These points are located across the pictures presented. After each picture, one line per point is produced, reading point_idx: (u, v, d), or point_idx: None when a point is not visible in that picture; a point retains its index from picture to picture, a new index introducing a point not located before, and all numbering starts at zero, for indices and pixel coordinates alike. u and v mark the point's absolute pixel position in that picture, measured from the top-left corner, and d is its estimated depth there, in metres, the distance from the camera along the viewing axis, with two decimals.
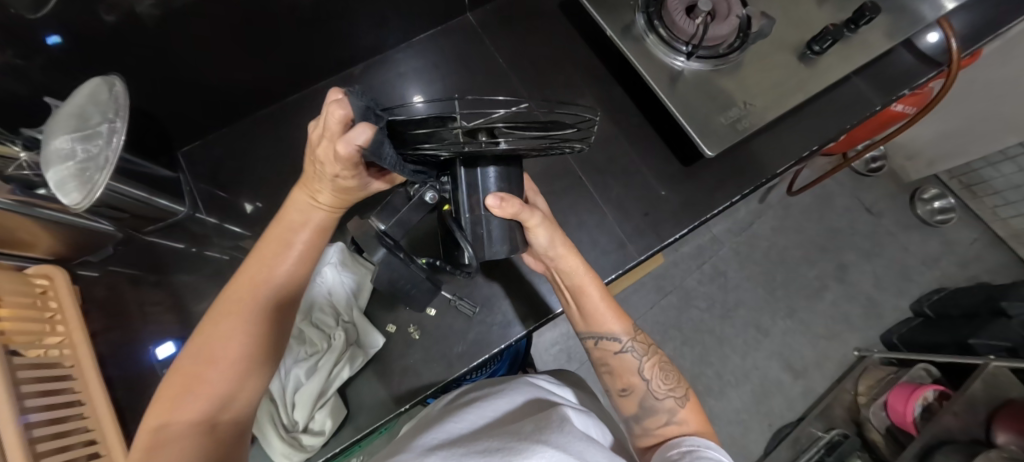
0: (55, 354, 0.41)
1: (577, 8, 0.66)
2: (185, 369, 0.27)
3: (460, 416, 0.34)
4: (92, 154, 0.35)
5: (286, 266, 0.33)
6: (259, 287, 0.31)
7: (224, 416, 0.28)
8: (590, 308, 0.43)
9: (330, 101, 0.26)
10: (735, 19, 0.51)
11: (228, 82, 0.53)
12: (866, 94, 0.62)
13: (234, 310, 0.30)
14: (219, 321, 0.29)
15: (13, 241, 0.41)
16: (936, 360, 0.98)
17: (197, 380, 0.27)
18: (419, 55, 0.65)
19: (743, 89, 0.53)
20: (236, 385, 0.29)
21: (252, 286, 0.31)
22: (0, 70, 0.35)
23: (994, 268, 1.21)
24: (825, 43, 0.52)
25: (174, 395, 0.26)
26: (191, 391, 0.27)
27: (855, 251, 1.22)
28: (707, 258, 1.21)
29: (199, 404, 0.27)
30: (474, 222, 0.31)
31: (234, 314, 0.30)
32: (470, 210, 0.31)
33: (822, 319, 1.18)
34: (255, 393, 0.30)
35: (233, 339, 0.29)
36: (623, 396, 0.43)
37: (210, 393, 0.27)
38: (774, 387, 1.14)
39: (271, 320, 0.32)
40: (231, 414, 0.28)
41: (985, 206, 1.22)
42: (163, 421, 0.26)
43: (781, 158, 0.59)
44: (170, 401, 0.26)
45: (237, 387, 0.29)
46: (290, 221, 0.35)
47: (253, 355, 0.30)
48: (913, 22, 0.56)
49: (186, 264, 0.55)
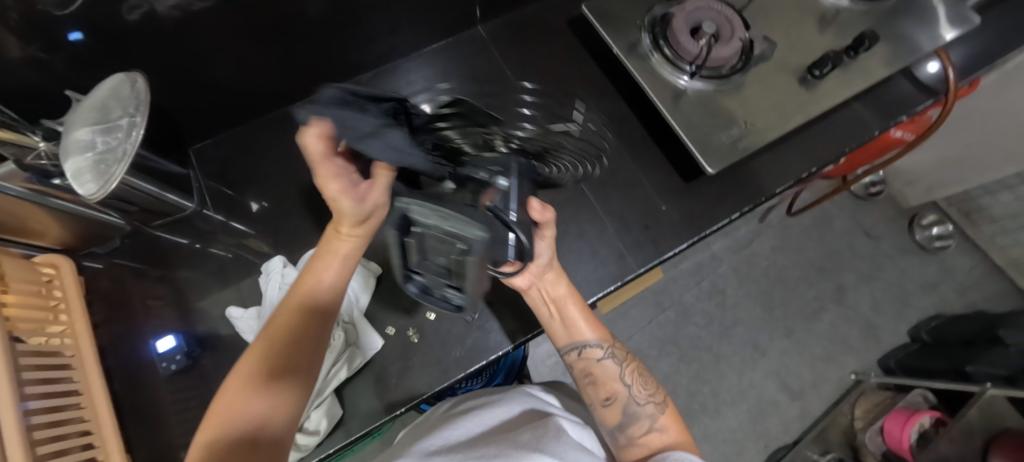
0: (56, 342, 0.41)
1: (584, 26, 0.68)
2: (237, 383, 0.28)
3: (457, 423, 0.34)
4: (111, 146, 0.36)
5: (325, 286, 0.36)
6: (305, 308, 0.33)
7: (269, 435, 0.26)
8: (568, 316, 0.44)
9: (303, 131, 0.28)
10: (738, 42, 0.53)
11: (245, 82, 0.54)
12: (866, 119, 0.64)
13: (287, 329, 0.32)
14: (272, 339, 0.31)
15: (22, 228, 0.42)
16: (933, 386, 0.99)
17: (252, 390, 0.27)
18: (429, 65, 0.67)
19: (744, 110, 0.54)
20: (279, 400, 0.28)
21: (294, 306, 0.34)
22: (23, 62, 0.37)
23: (993, 296, 1.21)
24: (825, 68, 0.54)
25: (227, 407, 0.26)
26: (243, 404, 0.26)
27: (854, 273, 1.23)
28: (706, 275, 1.22)
29: (244, 417, 0.26)
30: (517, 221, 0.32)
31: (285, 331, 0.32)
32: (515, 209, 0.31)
33: (820, 341, 1.18)
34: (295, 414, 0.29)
35: (284, 355, 0.30)
36: (607, 406, 0.42)
37: (253, 407, 0.27)
38: (770, 408, 1.13)
39: (309, 335, 0.32)
40: (277, 435, 0.27)
41: (983, 233, 1.23)
42: (210, 437, 0.25)
43: (780, 178, 0.60)
44: (217, 418, 0.26)
45: (280, 403, 0.28)
46: (325, 253, 0.37)
47: (292, 369, 0.30)
48: (910, 52, 0.58)
49: (190, 259, 0.55)
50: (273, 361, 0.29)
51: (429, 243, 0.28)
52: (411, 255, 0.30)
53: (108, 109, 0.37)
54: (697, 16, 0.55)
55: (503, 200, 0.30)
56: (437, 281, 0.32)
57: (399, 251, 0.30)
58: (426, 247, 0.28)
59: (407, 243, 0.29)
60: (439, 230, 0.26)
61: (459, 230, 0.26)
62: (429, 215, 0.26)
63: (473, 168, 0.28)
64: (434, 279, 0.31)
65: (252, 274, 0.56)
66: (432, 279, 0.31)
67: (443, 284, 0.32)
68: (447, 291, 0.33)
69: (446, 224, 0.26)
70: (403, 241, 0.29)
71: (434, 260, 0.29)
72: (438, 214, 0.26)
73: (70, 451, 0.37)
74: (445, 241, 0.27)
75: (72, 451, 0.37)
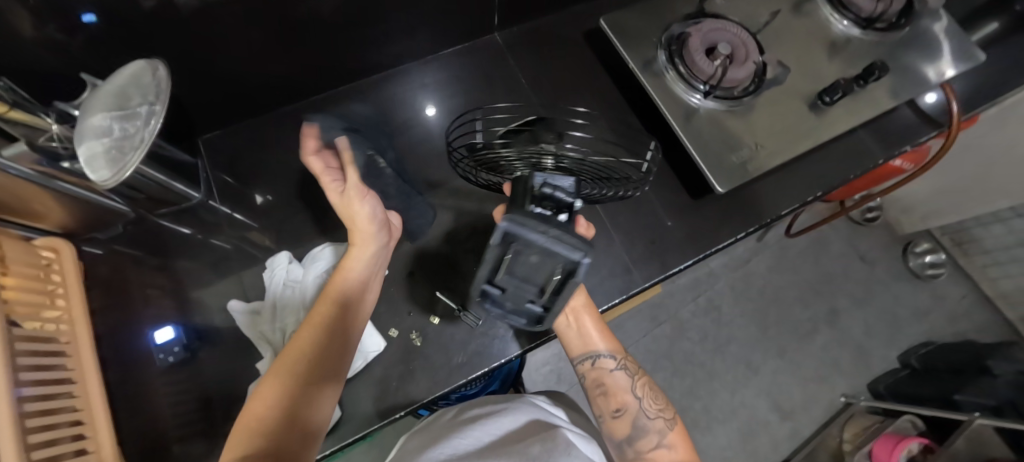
0: (52, 328, 0.40)
1: (600, 39, 0.69)
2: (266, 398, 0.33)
3: (465, 431, 0.34)
4: (128, 133, 0.36)
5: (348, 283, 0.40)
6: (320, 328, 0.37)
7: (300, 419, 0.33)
8: (584, 325, 0.46)
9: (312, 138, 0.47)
10: (751, 64, 0.54)
11: (259, 74, 0.54)
12: (871, 147, 0.65)
13: (318, 325, 0.37)
14: (292, 355, 0.35)
15: (25, 210, 0.41)
16: (922, 413, 1.00)
17: (278, 405, 0.33)
18: (444, 69, 0.67)
19: (754, 132, 0.55)
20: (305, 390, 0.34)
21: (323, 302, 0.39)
22: (39, 42, 0.36)
23: (982, 327, 1.23)
24: (836, 95, 0.55)
25: (267, 396, 0.33)
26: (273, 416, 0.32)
27: (848, 297, 1.24)
28: (702, 291, 1.23)
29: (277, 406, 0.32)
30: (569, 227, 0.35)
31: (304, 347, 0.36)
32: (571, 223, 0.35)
33: (812, 362, 1.19)
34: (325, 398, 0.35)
35: (308, 368, 0.35)
36: (617, 417, 0.43)
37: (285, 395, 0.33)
38: (760, 427, 1.13)
39: (334, 330, 0.37)
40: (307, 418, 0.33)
41: (974, 264, 1.25)
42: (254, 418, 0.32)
43: (785, 200, 0.61)
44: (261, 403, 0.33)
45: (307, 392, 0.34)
46: (340, 273, 0.41)
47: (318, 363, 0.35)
48: (916, 84, 0.59)
49: (192, 250, 0.55)
50: (298, 372, 0.34)
51: (521, 257, 0.33)
52: (503, 270, 0.34)
53: (128, 96, 0.36)
54: (712, 36, 0.56)
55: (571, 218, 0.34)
56: (523, 296, 0.36)
57: (493, 264, 0.34)
58: (522, 260, 0.34)
59: (504, 258, 0.34)
60: (544, 247, 0.32)
61: (561, 247, 0.32)
62: (538, 232, 0.31)
63: (554, 188, 0.34)
64: (520, 292, 0.36)
65: (255, 268, 0.56)
66: (519, 293, 0.36)
67: (529, 298, 0.36)
68: (530, 305, 0.37)
69: (561, 240, 0.32)
70: (500, 256, 0.34)
71: (522, 275, 0.35)
72: (545, 234, 0.31)
73: (61, 441, 0.36)
74: (549, 257, 0.33)
75: (62, 440, 0.36)
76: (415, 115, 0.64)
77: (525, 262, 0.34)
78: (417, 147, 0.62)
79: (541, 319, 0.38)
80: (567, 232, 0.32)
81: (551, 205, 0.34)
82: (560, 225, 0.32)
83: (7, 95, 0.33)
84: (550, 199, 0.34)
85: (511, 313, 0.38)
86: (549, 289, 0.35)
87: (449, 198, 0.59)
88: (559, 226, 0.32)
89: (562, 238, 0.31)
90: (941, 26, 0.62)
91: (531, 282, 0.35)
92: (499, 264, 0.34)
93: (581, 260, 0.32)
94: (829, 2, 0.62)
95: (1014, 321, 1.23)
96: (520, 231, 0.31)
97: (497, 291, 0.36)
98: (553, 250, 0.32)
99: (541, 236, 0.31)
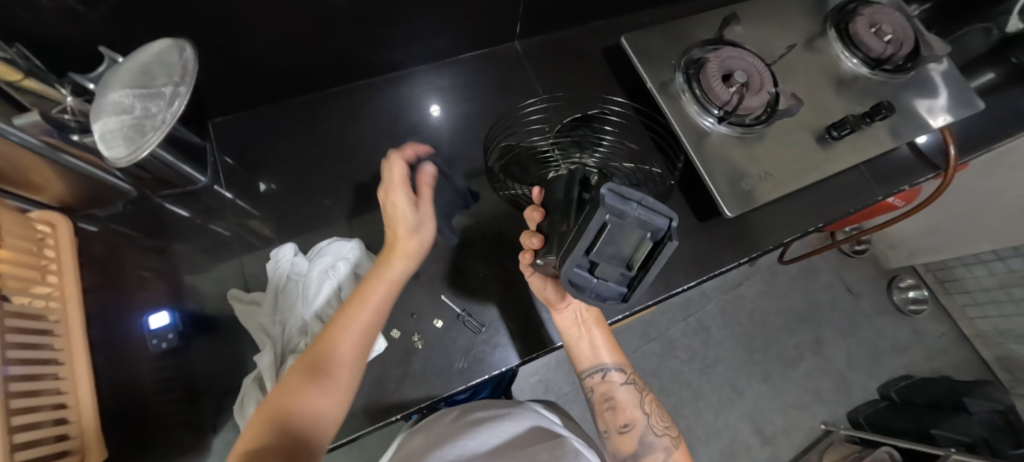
0: (40, 305, 0.38)
1: (618, 57, 0.70)
2: (284, 394, 0.34)
3: (474, 434, 0.37)
4: (150, 112, 0.35)
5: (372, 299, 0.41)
6: (346, 338, 0.38)
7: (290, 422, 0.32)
8: (595, 338, 0.48)
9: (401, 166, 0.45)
10: (766, 94, 0.55)
11: (278, 62, 0.53)
12: (869, 183, 0.67)
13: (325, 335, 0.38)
14: (313, 356, 0.36)
15: (24, 181, 0.40)
16: (900, 445, 1.02)
17: (273, 407, 0.33)
18: (462, 71, 0.67)
19: (763, 161, 0.56)
20: (298, 394, 0.34)
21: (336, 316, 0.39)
22: (58, 12, 0.35)
23: (957, 364, 1.26)
24: (843, 131, 0.57)
25: (268, 399, 0.34)
26: (295, 408, 0.33)
27: (834, 327, 1.26)
28: (694, 312, 1.24)
29: (272, 404, 0.33)
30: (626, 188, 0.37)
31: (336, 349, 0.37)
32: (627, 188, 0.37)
33: (796, 389, 1.20)
34: (321, 406, 0.34)
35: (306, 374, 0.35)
36: (623, 432, 0.44)
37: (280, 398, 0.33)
38: (741, 449, 1.14)
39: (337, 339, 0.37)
40: (298, 421, 0.33)
41: (954, 303, 1.29)
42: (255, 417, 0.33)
43: (786, 228, 0.62)
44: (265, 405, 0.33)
45: (300, 397, 0.34)
46: (374, 277, 0.42)
47: (314, 368, 0.35)
48: (916, 126, 0.62)
49: (190, 235, 0.54)
50: (296, 378, 0.35)
51: (617, 231, 0.33)
52: (598, 245, 0.33)
53: (152, 76, 0.36)
54: (730, 64, 0.57)
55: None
56: (613, 272, 0.34)
57: (591, 236, 0.33)
58: (619, 230, 0.33)
59: (605, 228, 0.32)
60: (638, 216, 0.32)
61: (656, 216, 0.32)
62: (636, 200, 0.32)
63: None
64: (613, 269, 0.34)
65: (255, 256, 0.55)
66: (612, 268, 0.34)
67: (618, 275, 0.35)
68: (618, 282, 0.35)
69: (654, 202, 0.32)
70: (602, 225, 0.32)
71: (613, 250, 0.34)
72: (641, 201, 0.32)
73: (41, 424, 0.34)
74: (644, 223, 0.33)
75: (42, 424, 0.34)
76: (429, 115, 0.64)
77: (621, 235, 0.33)
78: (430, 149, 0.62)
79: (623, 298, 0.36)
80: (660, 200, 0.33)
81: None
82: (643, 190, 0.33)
83: (23, 63, 0.32)
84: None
85: (596, 296, 0.35)
86: (638, 261, 0.34)
87: (461, 200, 0.59)
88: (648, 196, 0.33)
89: (657, 206, 0.32)
90: (939, 71, 0.65)
91: (620, 257, 0.34)
92: (596, 236, 0.33)
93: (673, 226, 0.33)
94: (840, 40, 0.64)
95: (989, 361, 1.26)
96: (620, 195, 0.32)
97: (586, 270, 0.35)
98: (646, 219, 0.32)
99: (637, 202, 0.32)
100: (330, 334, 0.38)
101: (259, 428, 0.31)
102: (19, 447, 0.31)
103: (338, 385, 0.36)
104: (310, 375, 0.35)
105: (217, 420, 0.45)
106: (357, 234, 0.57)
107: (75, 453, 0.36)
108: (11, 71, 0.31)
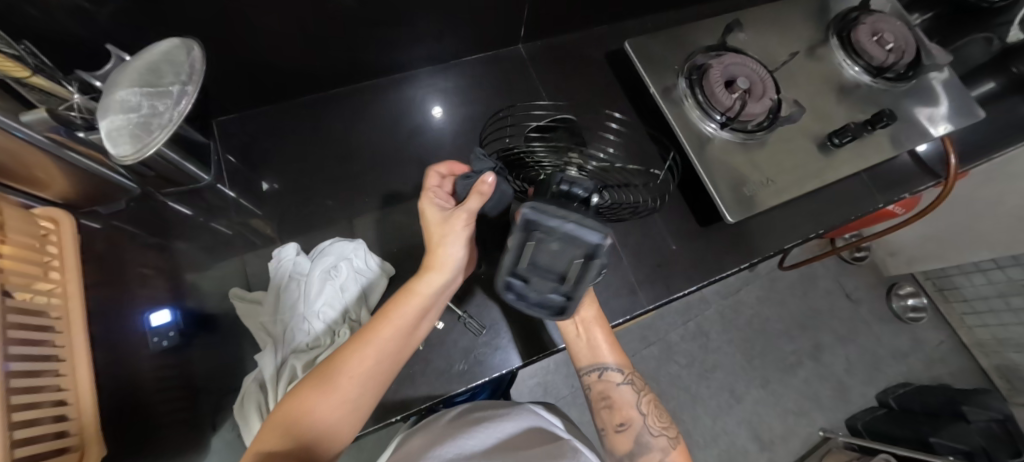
0: (42, 302, 0.38)
1: (621, 62, 0.70)
2: (291, 405, 0.33)
3: (471, 433, 0.37)
4: (157, 111, 0.36)
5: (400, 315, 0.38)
6: (363, 355, 0.36)
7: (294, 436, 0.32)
8: (594, 337, 0.47)
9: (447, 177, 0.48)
10: (768, 101, 0.55)
11: (284, 62, 0.54)
12: (870, 191, 0.67)
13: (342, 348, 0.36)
14: (324, 369, 0.35)
15: (27, 177, 0.40)
16: (898, 453, 1.01)
17: (283, 416, 0.33)
18: (466, 74, 0.67)
19: (765, 167, 0.56)
20: (306, 406, 0.33)
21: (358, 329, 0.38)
22: (66, 9, 0.35)
23: (956, 372, 1.26)
24: (845, 138, 0.57)
25: (281, 409, 0.33)
26: (299, 421, 0.32)
27: (833, 333, 1.26)
28: (693, 316, 1.24)
29: (284, 412, 0.33)
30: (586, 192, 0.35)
31: (357, 359, 0.35)
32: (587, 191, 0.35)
33: (795, 395, 1.20)
34: (327, 419, 0.33)
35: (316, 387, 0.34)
36: (620, 431, 0.45)
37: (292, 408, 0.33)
38: (739, 455, 1.14)
39: (353, 353, 0.36)
40: (302, 434, 0.32)
41: (953, 311, 1.29)
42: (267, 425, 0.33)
43: (787, 234, 0.63)
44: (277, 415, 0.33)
45: (307, 409, 0.33)
46: (406, 290, 0.40)
47: (325, 381, 0.34)
48: (917, 135, 0.62)
49: (192, 233, 0.54)
50: (306, 388, 0.34)
51: (543, 246, 0.34)
52: (525, 259, 0.35)
53: (160, 74, 0.36)
54: (732, 70, 0.57)
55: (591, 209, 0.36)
56: (545, 285, 0.36)
57: (515, 252, 0.35)
58: (544, 245, 0.34)
59: (527, 244, 0.34)
60: (564, 234, 0.33)
61: (585, 233, 0.32)
62: (561, 218, 0.32)
63: (570, 184, 0.35)
64: (543, 281, 0.36)
65: (257, 255, 0.55)
66: (541, 283, 0.36)
67: (551, 287, 0.36)
68: (553, 293, 0.36)
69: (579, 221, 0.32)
70: (523, 242, 0.34)
71: (546, 264, 0.35)
72: (567, 219, 0.32)
73: (41, 421, 0.34)
74: (567, 241, 0.33)
75: (42, 421, 0.34)
76: (433, 117, 0.64)
77: (549, 251, 0.34)
78: (433, 151, 0.63)
79: (561, 310, 0.37)
80: (590, 218, 0.32)
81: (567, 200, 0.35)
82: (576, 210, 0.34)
83: (31, 60, 0.33)
84: (568, 196, 0.35)
85: (533, 304, 0.37)
86: (570, 277, 0.35)
87: None
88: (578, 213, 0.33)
89: (585, 224, 0.32)
90: (940, 80, 0.66)
91: (553, 271, 0.36)
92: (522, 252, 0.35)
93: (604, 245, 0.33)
94: (842, 48, 0.64)
95: (988, 369, 1.26)
96: (541, 218, 0.33)
97: (521, 282, 0.36)
98: (575, 236, 0.33)
99: (561, 221, 0.33)
100: (352, 345, 0.36)
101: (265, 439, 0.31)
102: (19, 444, 0.30)
103: (348, 399, 0.35)
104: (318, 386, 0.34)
105: (217, 420, 0.46)
106: (359, 235, 0.57)
107: (73, 451, 0.36)
108: (18, 67, 0.31)
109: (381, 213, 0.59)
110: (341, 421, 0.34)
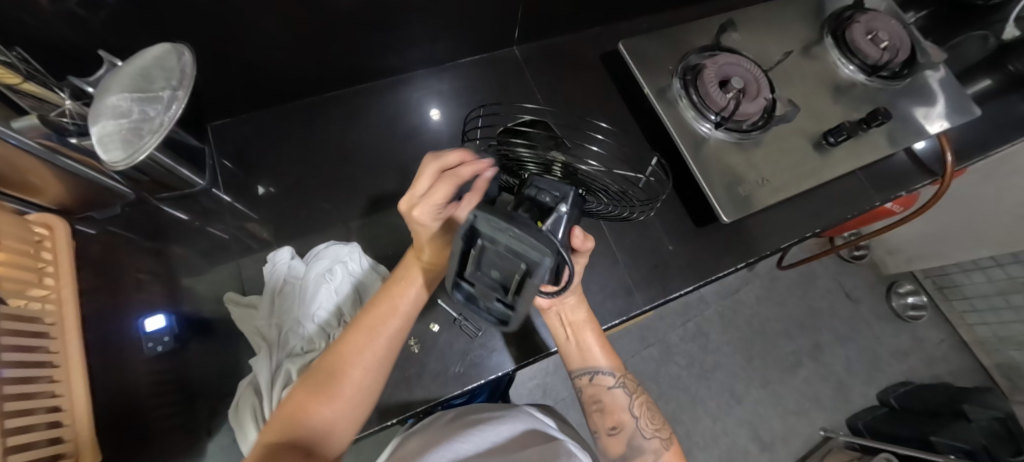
0: (36, 308, 0.38)
1: (618, 63, 0.71)
2: (294, 405, 0.33)
3: (466, 436, 0.36)
4: (148, 116, 0.36)
5: (398, 313, 0.39)
6: (363, 350, 0.36)
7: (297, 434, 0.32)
8: (584, 341, 0.47)
9: (442, 170, 0.36)
10: (762, 100, 0.56)
11: (277, 64, 0.53)
12: (867, 189, 0.67)
13: (341, 345, 0.37)
14: (324, 369, 0.35)
15: (22, 183, 0.40)
16: (900, 452, 1.01)
17: (286, 413, 0.33)
18: (460, 75, 0.68)
19: (760, 166, 0.56)
20: (308, 403, 0.33)
21: (357, 326, 0.37)
22: (62, 15, 0.36)
23: (956, 370, 1.26)
24: (840, 137, 0.57)
25: (286, 409, 0.33)
26: (303, 421, 0.33)
27: (833, 332, 1.26)
28: (692, 317, 1.24)
29: (285, 410, 0.34)
30: (556, 199, 0.33)
31: (357, 352, 0.36)
32: (557, 201, 0.33)
33: (795, 395, 1.19)
34: (330, 415, 0.34)
35: (317, 386, 0.34)
36: (612, 434, 0.45)
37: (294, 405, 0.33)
38: (739, 455, 1.13)
39: (352, 349, 0.36)
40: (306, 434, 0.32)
41: (954, 309, 1.28)
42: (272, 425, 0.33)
43: (783, 234, 0.63)
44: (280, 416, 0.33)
45: (309, 406, 0.33)
46: (404, 280, 0.41)
47: (324, 379, 0.35)
48: (913, 133, 0.62)
49: (186, 237, 0.54)
50: (308, 387, 0.34)
51: (488, 254, 0.29)
52: (470, 263, 0.29)
53: (151, 80, 0.37)
54: (727, 70, 0.57)
55: (552, 221, 0.32)
56: (489, 293, 0.29)
57: (457, 258, 0.29)
58: (488, 256, 0.28)
59: (470, 252, 0.29)
60: (507, 246, 0.27)
61: (524, 249, 0.26)
62: (501, 229, 0.27)
63: (538, 190, 0.34)
64: (484, 291, 0.29)
65: (253, 258, 0.55)
66: (483, 291, 0.29)
67: (494, 297, 0.29)
68: (497, 303, 0.30)
69: (512, 235, 0.26)
70: (465, 249, 0.29)
71: (490, 272, 0.29)
72: (508, 231, 0.27)
73: (35, 428, 0.34)
74: (507, 255, 0.28)
75: (36, 427, 0.34)
76: (428, 119, 0.64)
77: (495, 259, 0.28)
78: (428, 153, 0.63)
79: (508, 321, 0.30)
80: (529, 230, 0.26)
81: (535, 208, 0.33)
82: (523, 223, 0.27)
83: (23, 66, 0.33)
84: (536, 203, 0.33)
85: (480, 311, 0.31)
86: (513, 287, 0.28)
87: None
88: (524, 223, 0.27)
89: (524, 238, 0.26)
90: (936, 78, 0.66)
91: (497, 280, 0.29)
92: (465, 257, 0.29)
93: (547, 263, 0.26)
94: (837, 47, 0.64)
95: (989, 367, 1.26)
96: (483, 225, 0.28)
97: (468, 285, 0.30)
98: (517, 251, 0.27)
99: (502, 232, 0.27)
100: (350, 339, 0.37)
101: (270, 438, 0.31)
102: (11, 450, 0.30)
103: (349, 396, 0.35)
104: (319, 387, 0.34)
105: (212, 425, 0.45)
106: (355, 237, 0.58)
107: (69, 454, 0.36)
108: (9, 74, 0.32)
109: (377, 216, 0.59)
110: (346, 417, 0.35)
